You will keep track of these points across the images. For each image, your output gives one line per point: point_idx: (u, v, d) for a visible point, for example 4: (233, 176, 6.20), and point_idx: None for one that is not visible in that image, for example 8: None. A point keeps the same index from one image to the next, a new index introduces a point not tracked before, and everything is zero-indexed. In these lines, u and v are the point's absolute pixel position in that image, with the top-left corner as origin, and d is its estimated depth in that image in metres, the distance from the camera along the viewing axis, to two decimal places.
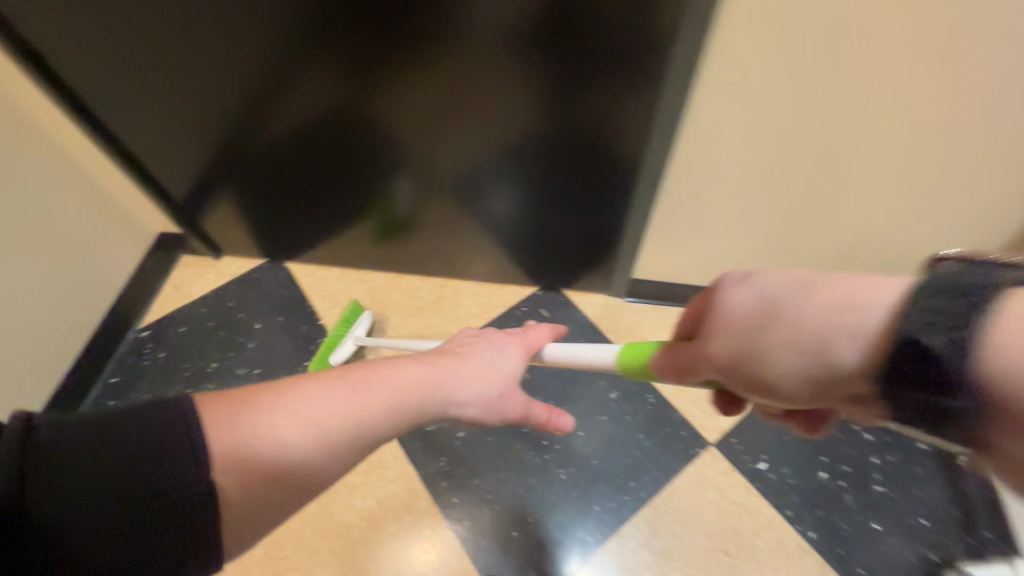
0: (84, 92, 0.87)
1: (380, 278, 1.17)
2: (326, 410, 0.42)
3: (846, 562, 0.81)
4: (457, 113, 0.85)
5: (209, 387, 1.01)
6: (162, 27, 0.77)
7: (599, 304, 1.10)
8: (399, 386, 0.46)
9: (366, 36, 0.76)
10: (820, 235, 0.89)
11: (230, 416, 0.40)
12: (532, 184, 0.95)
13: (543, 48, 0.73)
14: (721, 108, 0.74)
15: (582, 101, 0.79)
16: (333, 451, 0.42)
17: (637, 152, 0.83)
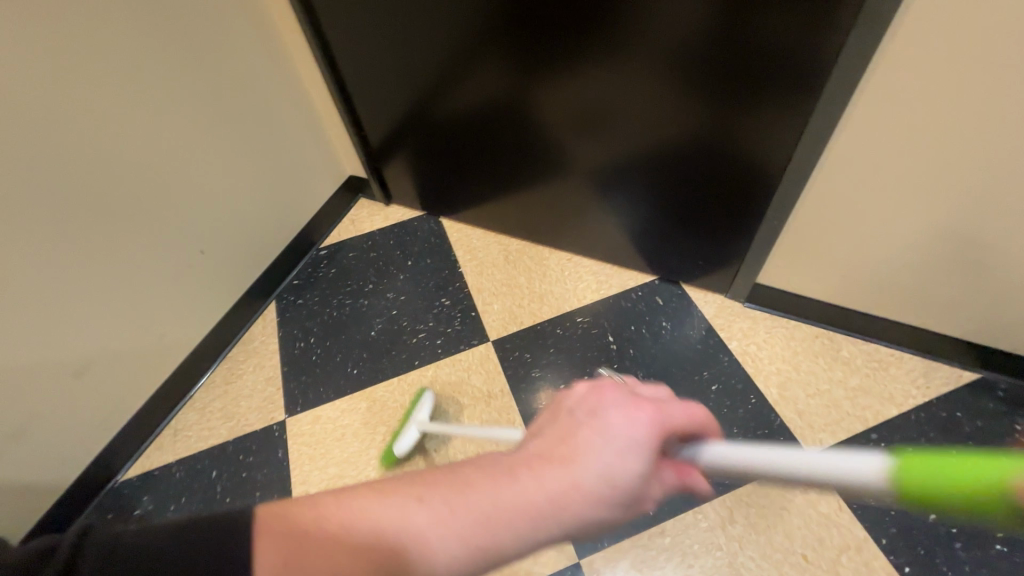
0: (332, 54, 1.11)
1: (515, 245, 1.31)
2: (457, 525, 0.36)
3: None
4: (621, 106, 0.95)
5: (365, 302, 1.21)
6: (400, 9, 0.97)
7: (715, 303, 1.13)
8: (480, 505, 0.37)
9: (560, 27, 0.89)
10: (973, 271, 0.85)
11: (354, 514, 0.36)
12: (675, 180, 1.02)
13: (716, 52, 0.80)
14: (885, 125, 0.75)
15: (741, 106, 0.84)
16: (469, 539, 0.36)
17: (785, 160, 0.87)
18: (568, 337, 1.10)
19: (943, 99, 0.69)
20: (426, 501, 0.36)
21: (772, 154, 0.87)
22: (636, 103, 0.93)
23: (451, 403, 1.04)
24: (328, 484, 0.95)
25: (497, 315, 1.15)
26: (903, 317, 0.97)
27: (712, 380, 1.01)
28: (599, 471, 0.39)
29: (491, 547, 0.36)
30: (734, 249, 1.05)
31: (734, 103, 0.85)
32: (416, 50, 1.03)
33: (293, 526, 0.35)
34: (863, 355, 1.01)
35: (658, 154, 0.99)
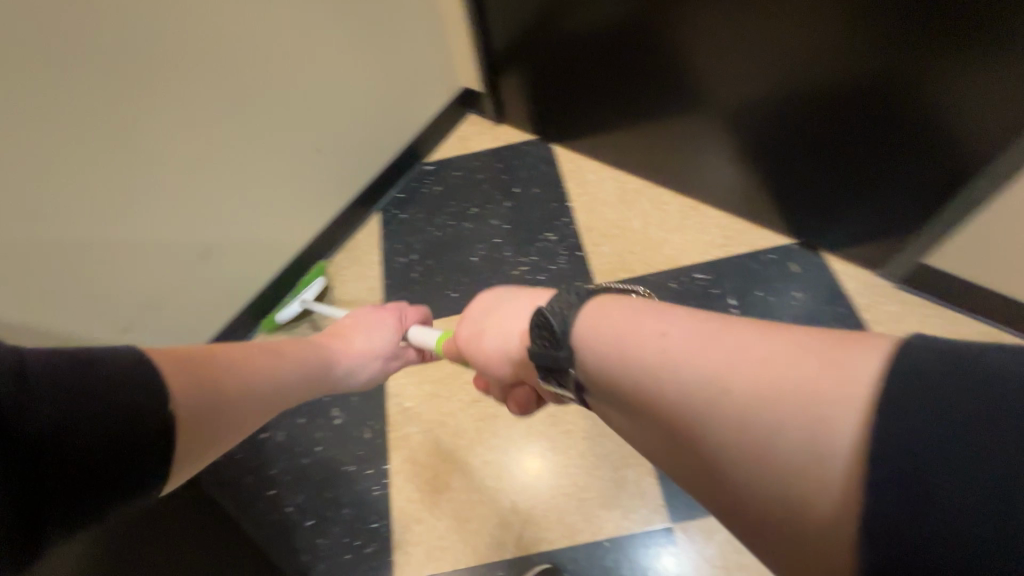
0: None
1: (632, 184, 1.20)
2: (263, 368, 0.56)
3: None
4: (800, 32, 0.80)
5: (468, 226, 1.17)
6: None
7: (861, 279, 0.98)
8: (285, 346, 0.63)
9: None
10: None
11: (206, 374, 0.48)
12: (845, 133, 0.86)
13: None
14: None
15: (975, 39, 0.67)
16: (261, 372, 0.56)
17: (1016, 115, 0.70)
18: (683, 293, 1.01)
19: None
20: (240, 354, 0.55)
21: (996, 109, 0.70)
22: (821, 30, 0.78)
23: None
24: (422, 400, 0.96)
25: (606, 258, 1.08)
26: None
27: None
28: (366, 348, 0.74)
29: (268, 368, 0.57)
30: (903, 221, 0.89)
31: (966, 36, 0.68)
32: None
33: (193, 362, 0.48)
34: None
35: (836, 96, 0.83)
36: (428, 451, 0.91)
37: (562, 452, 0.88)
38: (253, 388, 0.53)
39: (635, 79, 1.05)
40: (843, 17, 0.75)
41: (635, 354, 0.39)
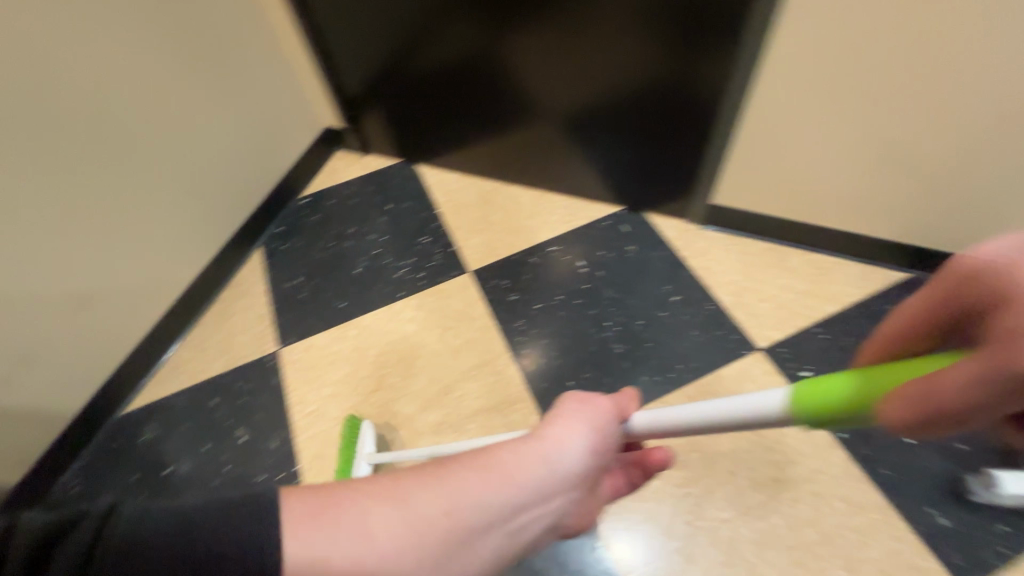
0: (313, 7, 1.14)
1: (489, 185, 1.37)
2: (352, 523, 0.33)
3: (870, 461, 0.87)
4: (582, 57, 1.05)
5: (348, 244, 1.27)
6: None
7: (676, 227, 1.21)
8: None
9: None
10: (894, 172, 0.94)
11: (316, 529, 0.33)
12: (636, 120, 1.12)
13: (668, 9, 0.91)
14: (803, 42, 0.84)
15: (691, 52, 0.95)
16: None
17: (728, 93, 0.96)
18: (542, 265, 1.17)
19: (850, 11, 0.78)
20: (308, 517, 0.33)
21: (714, 93, 0.98)
22: (597, 54, 1.04)
23: (435, 326, 1.11)
24: (323, 402, 1.02)
25: (473, 249, 1.22)
26: (839, 224, 1.07)
27: (674, 292, 1.10)
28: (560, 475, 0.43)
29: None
30: (689, 175, 1.14)
31: (685, 51, 0.95)
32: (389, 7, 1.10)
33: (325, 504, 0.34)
34: (808, 263, 1.11)
35: (621, 83, 1.06)
36: (335, 443, 0.97)
37: (458, 414, 0.99)
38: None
39: (473, 103, 1.25)
40: (606, 30, 0.99)
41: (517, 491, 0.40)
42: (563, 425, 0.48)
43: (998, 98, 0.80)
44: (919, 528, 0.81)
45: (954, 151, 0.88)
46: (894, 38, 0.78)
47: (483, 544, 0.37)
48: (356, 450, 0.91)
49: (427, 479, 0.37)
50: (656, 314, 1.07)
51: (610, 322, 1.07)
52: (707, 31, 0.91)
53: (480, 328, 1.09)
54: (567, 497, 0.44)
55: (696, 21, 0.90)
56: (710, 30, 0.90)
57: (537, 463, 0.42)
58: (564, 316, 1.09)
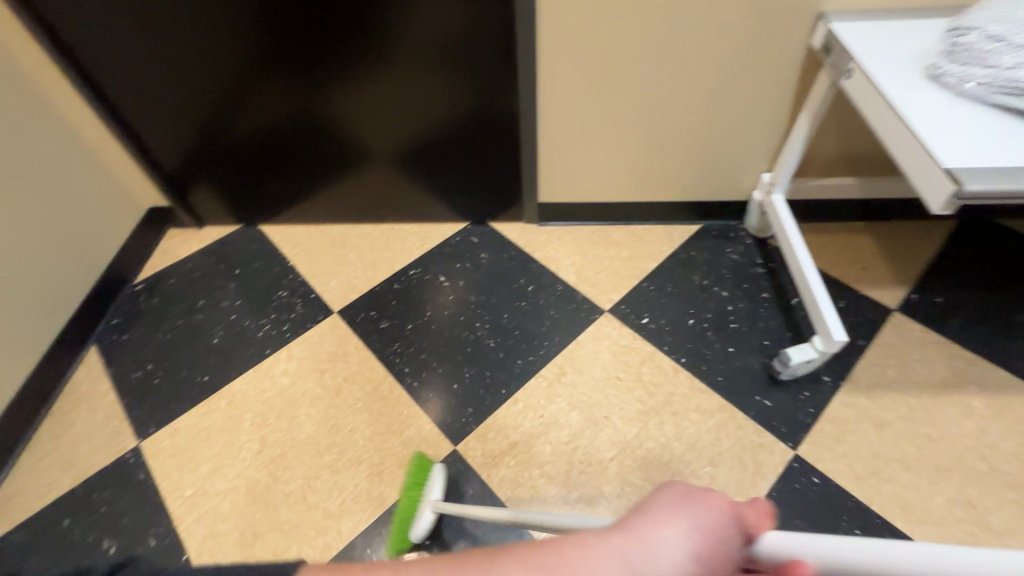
0: (110, 90, 1.12)
1: (339, 229, 1.40)
2: None
3: (708, 374, 1.05)
4: (394, 100, 1.16)
5: (199, 317, 1.21)
6: (172, 48, 1.05)
7: (518, 228, 1.35)
8: None
9: (328, 49, 1.07)
10: (663, 148, 1.18)
11: None
12: (456, 145, 1.25)
13: (455, 49, 1.06)
14: (564, 56, 1.04)
15: (484, 81, 1.11)
16: None
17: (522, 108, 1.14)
18: (405, 289, 1.23)
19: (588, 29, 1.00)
20: None
21: (512, 110, 1.15)
22: (406, 96, 1.15)
23: (312, 372, 1.10)
24: (203, 481, 0.96)
25: (335, 290, 1.24)
26: (641, 197, 1.29)
27: (527, 283, 1.23)
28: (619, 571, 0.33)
29: None
30: (515, 182, 1.29)
31: (478, 81, 1.11)
32: (194, 81, 1.11)
33: None
34: (628, 233, 1.32)
35: (436, 116, 1.19)
36: (225, 518, 0.91)
37: (352, 447, 0.99)
38: None
39: (304, 159, 1.29)
40: (408, 74, 1.11)
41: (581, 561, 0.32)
42: (662, 519, 0.37)
43: (709, 76, 1.05)
44: (751, 413, 0.99)
45: (696, 123, 1.13)
46: (624, 44, 1.02)
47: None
48: (423, 494, 0.87)
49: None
50: (517, 305, 1.18)
51: (479, 323, 1.16)
52: (491, 63, 1.07)
53: (358, 360, 1.11)
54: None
55: (481, 56, 1.07)
56: (493, 62, 1.07)
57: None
58: (436, 329, 1.15)
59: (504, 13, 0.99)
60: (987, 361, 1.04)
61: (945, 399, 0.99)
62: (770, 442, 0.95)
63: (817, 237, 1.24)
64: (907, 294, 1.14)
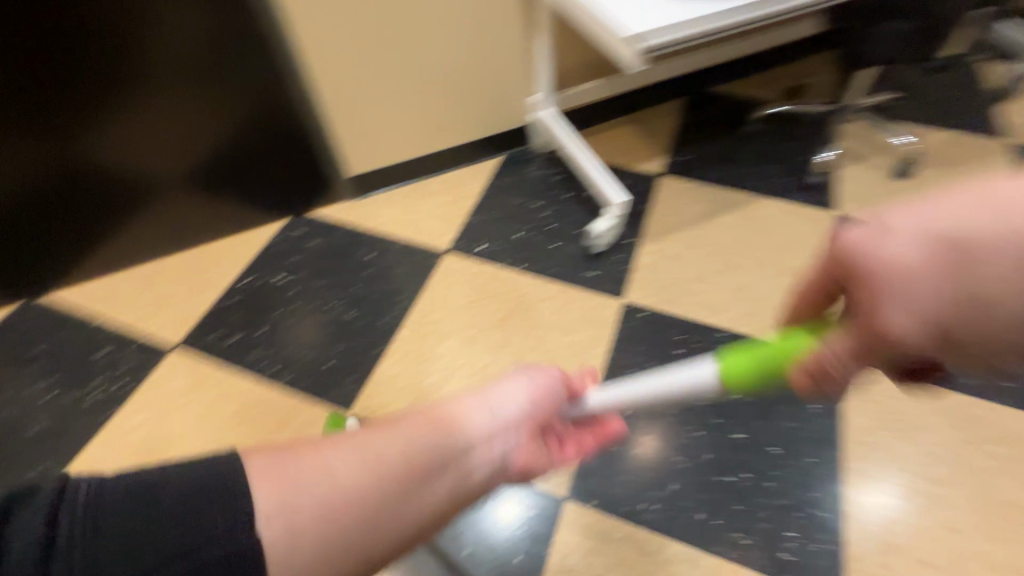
0: None
1: (146, 269, 1.28)
2: (310, 486, 0.36)
3: (543, 270, 1.21)
4: (162, 113, 1.13)
5: (4, 413, 1.04)
6: None
7: (339, 208, 1.37)
8: (408, 444, 0.42)
9: (68, 74, 1.02)
10: (440, 97, 1.30)
11: (280, 467, 0.36)
12: (246, 145, 1.23)
13: (206, 45, 1.07)
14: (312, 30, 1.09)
15: (247, 70, 1.12)
16: (337, 528, 0.36)
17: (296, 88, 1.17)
18: (243, 299, 1.19)
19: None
20: (265, 471, 0.36)
21: (287, 92, 1.17)
22: (174, 105, 1.13)
23: (171, 410, 1.03)
24: None
25: (166, 327, 1.15)
26: (441, 148, 1.39)
27: (366, 253, 1.27)
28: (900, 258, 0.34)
29: (341, 534, 0.36)
30: (319, 166, 1.31)
31: (241, 72, 1.12)
32: None
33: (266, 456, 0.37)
34: (442, 181, 1.42)
35: (214, 120, 1.17)
36: None
37: None
38: (351, 484, 0.38)
39: (83, 204, 1.19)
40: (167, 82, 1.09)
41: (894, 274, 0.33)
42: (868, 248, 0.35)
43: (451, 22, 1.18)
44: (585, 285, 1.18)
45: (459, 68, 1.26)
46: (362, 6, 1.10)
47: (440, 480, 0.43)
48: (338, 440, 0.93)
49: (393, 429, 0.43)
50: (363, 274, 1.22)
51: (332, 303, 1.18)
52: (247, 51, 1.09)
53: (218, 380, 1.06)
54: (512, 440, 0.52)
55: (234, 46, 1.08)
56: (248, 49, 1.09)
57: (484, 410, 0.52)
58: (290, 322, 1.15)
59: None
60: (729, 189, 1.36)
61: (711, 223, 1.28)
62: (605, 301, 1.15)
63: (594, 138, 1.49)
64: (666, 160, 1.43)
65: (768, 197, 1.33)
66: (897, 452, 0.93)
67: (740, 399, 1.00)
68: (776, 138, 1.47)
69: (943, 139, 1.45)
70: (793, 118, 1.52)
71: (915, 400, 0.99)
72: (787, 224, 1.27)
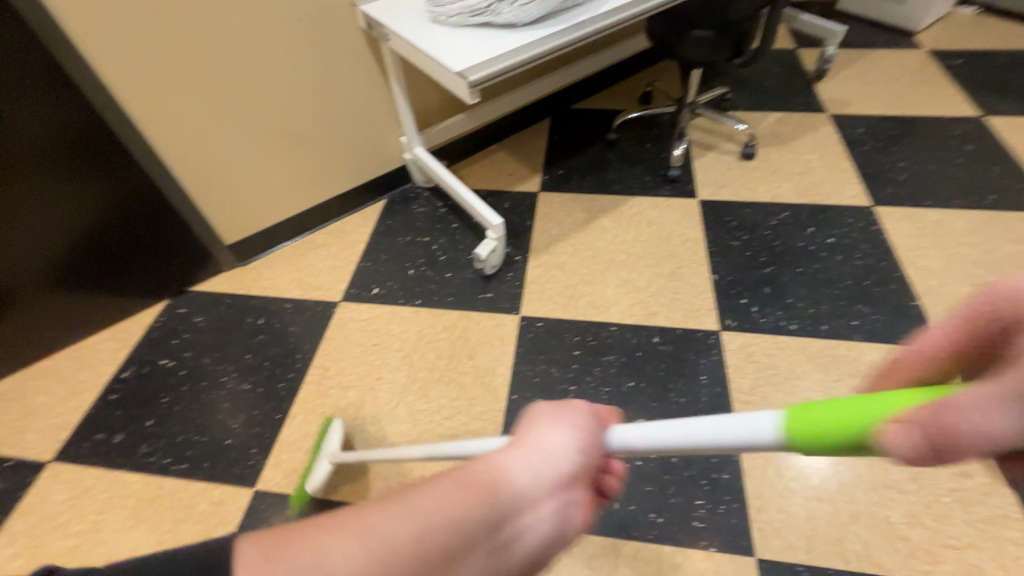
0: None
1: (10, 382, 1.17)
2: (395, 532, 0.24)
3: (440, 301, 1.23)
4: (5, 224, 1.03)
5: None
6: None
7: (223, 278, 1.33)
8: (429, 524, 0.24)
9: None
10: (309, 154, 1.30)
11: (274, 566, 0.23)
12: (106, 236, 1.16)
13: (45, 147, 1.00)
14: (159, 112, 1.06)
15: (95, 162, 1.06)
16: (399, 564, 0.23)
17: (153, 170, 1.12)
18: (126, 392, 1.12)
19: (164, 81, 1.03)
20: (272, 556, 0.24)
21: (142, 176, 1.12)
22: (18, 214, 1.04)
23: (52, 532, 0.93)
24: None
25: (38, 441, 1.05)
26: (321, 200, 1.39)
27: (257, 318, 1.23)
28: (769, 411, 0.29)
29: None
30: (192, 242, 1.25)
31: (88, 165, 1.06)
32: None
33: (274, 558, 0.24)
34: (329, 233, 1.42)
35: (68, 219, 1.09)
36: None
37: None
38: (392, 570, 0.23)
39: None
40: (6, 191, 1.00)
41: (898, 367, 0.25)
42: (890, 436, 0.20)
43: (304, 82, 1.19)
44: (481, 307, 1.21)
45: (323, 123, 1.27)
46: (208, 82, 1.08)
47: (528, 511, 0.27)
48: (319, 451, 0.95)
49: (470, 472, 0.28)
50: (256, 340, 1.19)
51: (227, 376, 1.13)
52: (92, 144, 1.04)
53: (104, 486, 0.98)
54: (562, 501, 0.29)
55: (78, 141, 1.02)
56: (93, 142, 1.04)
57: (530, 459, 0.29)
58: (182, 406, 1.08)
59: (71, 95, 0.97)
60: (602, 193, 1.46)
61: (590, 228, 1.36)
62: (502, 319, 1.19)
63: (471, 168, 1.56)
64: (542, 177, 1.51)
65: (638, 195, 1.44)
66: (778, 402, 1.02)
67: (639, 385, 1.06)
68: (635, 142, 1.60)
69: (775, 119, 1.64)
70: (646, 122, 1.67)
71: (786, 352, 1.09)
72: (656, 216, 1.38)
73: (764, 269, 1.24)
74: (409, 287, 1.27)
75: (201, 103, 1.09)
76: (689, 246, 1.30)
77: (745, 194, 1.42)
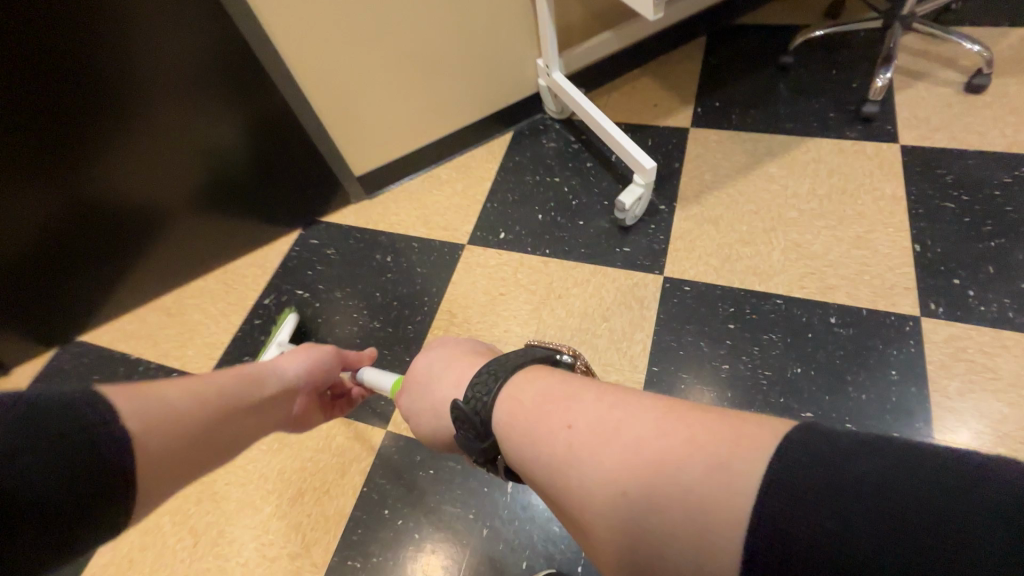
0: None
1: (171, 299, 1.26)
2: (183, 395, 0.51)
3: (572, 251, 1.12)
4: (161, 147, 1.05)
5: None
6: None
7: (351, 211, 1.31)
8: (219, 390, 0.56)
9: (60, 126, 0.94)
10: (440, 78, 1.19)
11: (133, 400, 0.46)
12: (246, 161, 1.16)
13: (193, 67, 0.98)
14: (298, 34, 0.99)
15: (237, 83, 1.04)
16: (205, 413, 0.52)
17: (291, 94, 1.08)
18: (268, 319, 1.16)
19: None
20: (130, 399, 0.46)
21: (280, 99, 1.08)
22: (171, 137, 1.05)
23: None
24: None
25: (196, 358, 1.14)
26: (447, 131, 1.30)
27: (384, 255, 1.21)
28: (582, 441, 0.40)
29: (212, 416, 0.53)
30: (323, 170, 1.23)
31: (232, 87, 1.03)
32: None
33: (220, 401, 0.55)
34: (453, 167, 1.33)
35: (212, 143, 1.10)
36: None
37: (290, 486, 0.94)
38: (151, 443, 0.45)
39: (100, 253, 1.14)
40: (161, 114, 1.01)
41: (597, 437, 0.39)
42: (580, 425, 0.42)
43: None
44: (619, 263, 1.09)
45: (456, 43, 1.14)
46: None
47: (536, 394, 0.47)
48: (273, 338, 1.05)
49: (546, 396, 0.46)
50: (384, 278, 1.17)
51: (356, 313, 1.13)
52: (235, 64, 1.00)
53: None
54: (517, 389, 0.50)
55: (222, 62, 0.99)
56: (236, 62, 1.00)
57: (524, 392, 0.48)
58: (317, 339, 1.11)
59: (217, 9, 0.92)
60: (768, 133, 1.21)
61: (752, 176, 1.15)
62: (642, 278, 1.06)
63: (609, 96, 1.36)
64: (694, 111, 1.29)
65: (815, 136, 1.19)
66: (993, 415, 0.82)
67: (807, 372, 0.90)
68: (814, 68, 1.30)
69: (1018, 37, 1.24)
70: (831, 41, 1.35)
71: (1011, 353, 0.86)
72: (840, 165, 1.13)
73: (987, 242, 0.98)
74: (539, 233, 1.17)
75: (339, 23, 1.00)
76: (883, 206, 1.05)
77: (967, 141, 1.11)
